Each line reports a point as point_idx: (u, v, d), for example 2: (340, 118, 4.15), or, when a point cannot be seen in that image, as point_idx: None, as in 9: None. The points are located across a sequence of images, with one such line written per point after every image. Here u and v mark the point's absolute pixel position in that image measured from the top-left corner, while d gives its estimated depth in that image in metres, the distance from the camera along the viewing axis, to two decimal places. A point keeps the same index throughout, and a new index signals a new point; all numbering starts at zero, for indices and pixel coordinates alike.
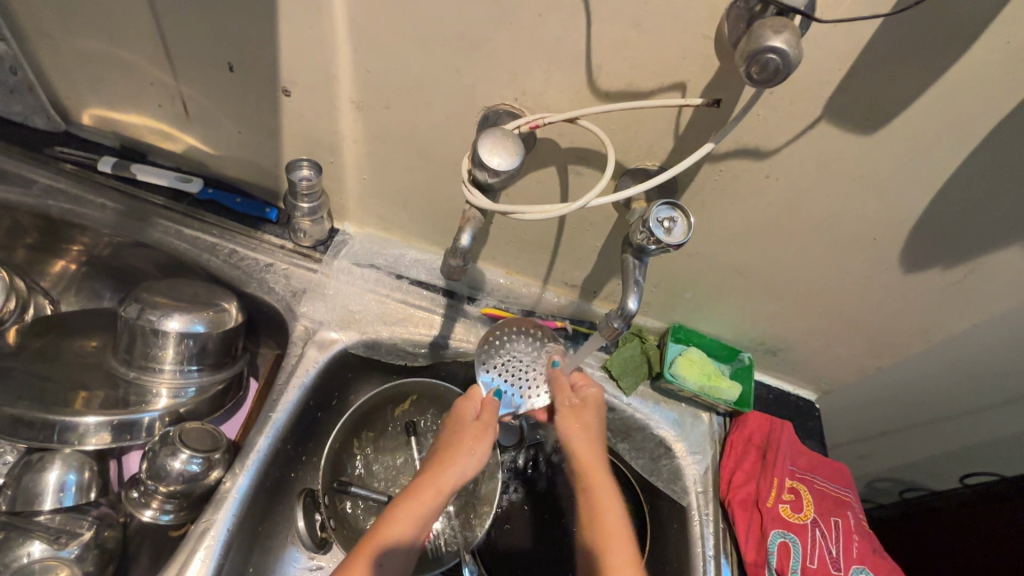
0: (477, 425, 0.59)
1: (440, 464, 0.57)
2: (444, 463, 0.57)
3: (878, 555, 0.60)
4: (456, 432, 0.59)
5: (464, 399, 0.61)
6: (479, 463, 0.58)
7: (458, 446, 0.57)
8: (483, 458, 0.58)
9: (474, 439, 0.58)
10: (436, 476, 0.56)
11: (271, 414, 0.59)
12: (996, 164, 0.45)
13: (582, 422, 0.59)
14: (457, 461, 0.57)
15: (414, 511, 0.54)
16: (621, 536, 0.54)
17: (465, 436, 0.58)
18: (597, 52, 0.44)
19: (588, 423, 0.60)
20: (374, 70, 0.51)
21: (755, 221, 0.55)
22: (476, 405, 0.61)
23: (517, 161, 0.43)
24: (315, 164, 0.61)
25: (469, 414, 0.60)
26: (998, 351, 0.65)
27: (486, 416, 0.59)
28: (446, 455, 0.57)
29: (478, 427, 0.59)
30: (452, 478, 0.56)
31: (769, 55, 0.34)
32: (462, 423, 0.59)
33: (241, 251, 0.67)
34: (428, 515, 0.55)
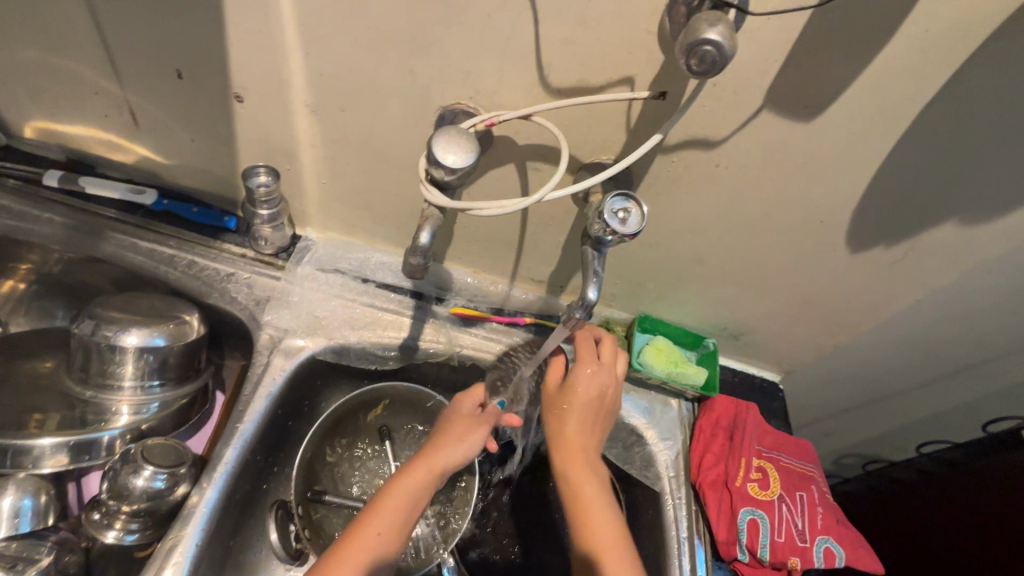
0: (471, 417, 0.60)
1: (434, 447, 0.57)
2: (435, 445, 0.57)
3: (841, 525, 0.63)
4: (451, 421, 0.60)
5: (462, 396, 0.63)
6: (469, 450, 0.58)
7: (450, 432, 0.59)
8: (473, 449, 0.58)
9: (466, 428, 0.59)
10: (428, 457, 0.56)
11: (238, 426, 0.58)
12: (925, 145, 0.48)
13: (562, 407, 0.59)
14: (449, 446, 0.57)
15: (403, 488, 0.54)
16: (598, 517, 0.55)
17: (457, 425, 0.59)
18: (546, 50, 0.45)
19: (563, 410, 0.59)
20: (328, 73, 0.51)
21: (708, 211, 0.57)
22: (474, 401, 0.62)
23: (472, 158, 0.44)
24: (273, 170, 0.60)
25: (465, 408, 0.61)
26: (943, 324, 0.69)
27: (486, 412, 0.61)
28: (439, 440, 0.58)
29: (474, 419, 0.60)
30: (444, 460, 0.56)
31: (706, 47, 0.35)
32: (459, 413, 0.61)
33: (200, 261, 0.66)
34: (417, 495, 0.55)
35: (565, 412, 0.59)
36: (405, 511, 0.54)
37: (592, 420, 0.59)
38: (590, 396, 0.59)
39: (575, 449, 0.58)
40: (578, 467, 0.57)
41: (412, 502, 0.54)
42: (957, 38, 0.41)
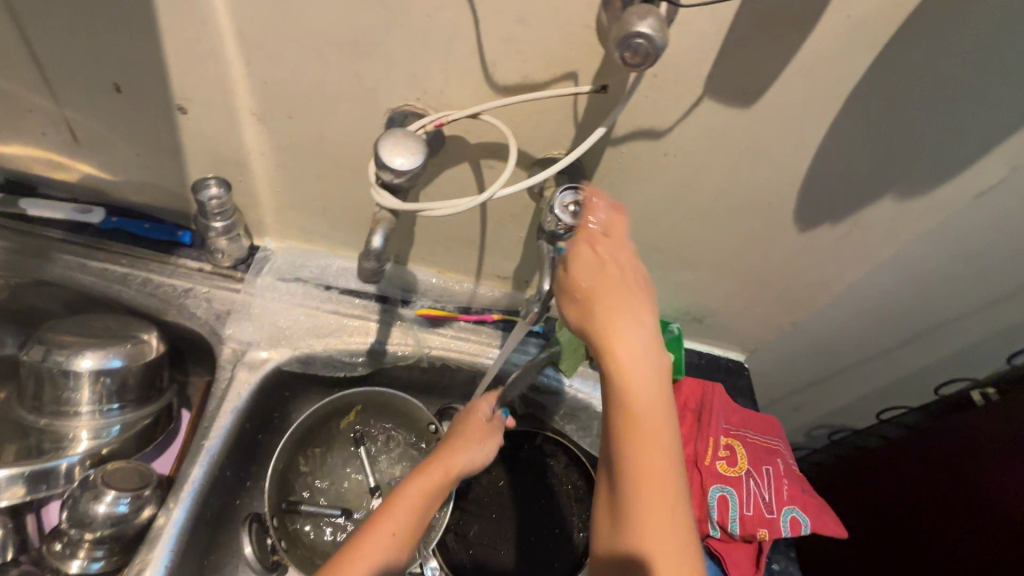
0: (485, 427, 0.64)
1: (450, 451, 0.62)
2: (454, 449, 0.62)
3: (805, 493, 0.65)
4: (465, 424, 0.64)
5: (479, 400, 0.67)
6: (482, 455, 0.63)
7: (465, 438, 0.63)
8: (484, 454, 0.64)
9: (482, 438, 0.64)
10: (445, 461, 0.61)
11: (204, 443, 0.57)
12: (858, 125, 0.50)
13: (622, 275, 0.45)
14: (464, 453, 0.62)
15: (419, 490, 0.59)
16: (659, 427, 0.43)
17: (472, 432, 0.63)
18: (489, 50, 0.46)
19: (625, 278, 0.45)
20: (272, 81, 0.51)
21: (661, 198, 0.58)
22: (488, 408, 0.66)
23: (421, 159, 0.43)
24: (224, 181, 0.59)
25: (481, 415, 0.65)
26: (894, 294, 0.72)
27: (496, 423, 0.66)
28: (457, 444, 0.62)
29: (487, 429, 0.64)
30: (459, 462, 0.61)
31: (638, 40, 0.36)
32: (476, 420, 0.64)
33: (155, 278, 0.64)
34: (433, 494, 0.60)
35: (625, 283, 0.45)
36: (417, 514, 0.58)
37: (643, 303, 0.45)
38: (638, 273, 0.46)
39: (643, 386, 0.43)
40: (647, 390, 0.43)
41: (428, 502, 0.59)
42: (878, 22, 0.42)
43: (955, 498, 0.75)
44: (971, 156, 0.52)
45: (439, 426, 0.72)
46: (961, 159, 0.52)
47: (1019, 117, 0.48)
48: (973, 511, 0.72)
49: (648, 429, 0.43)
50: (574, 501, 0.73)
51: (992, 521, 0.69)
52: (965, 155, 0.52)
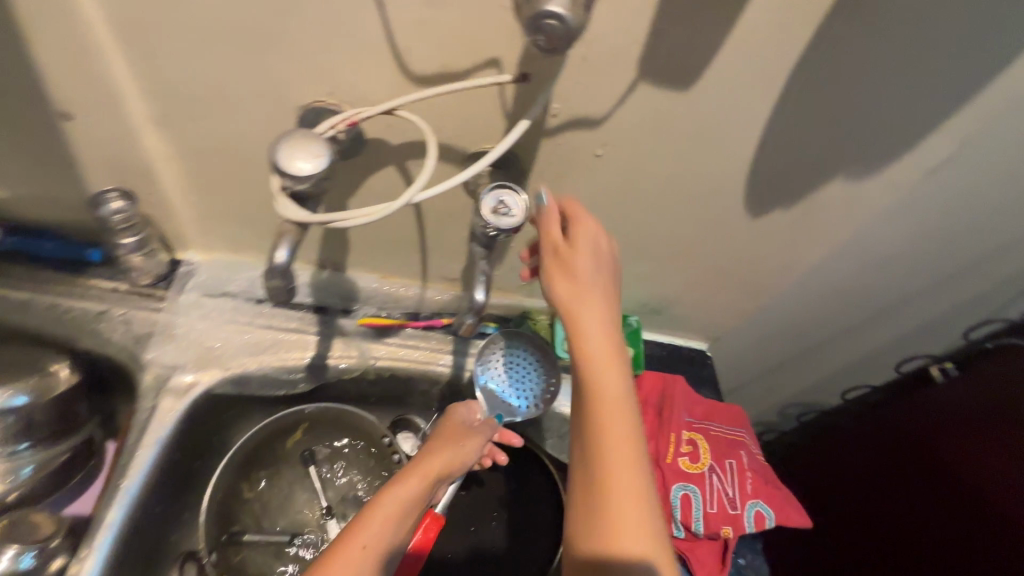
0: (466, 428, 0.61)
1: (429, 452, 0.57)
2: (432, 450, 0.57)
3: (771, 485, 0.63)
4: (443, 428, 0.60)
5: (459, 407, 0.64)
6: (465, 453, 0.59)
7: (444, 439, 0.59)
8: (466, 455, 0.59)
9: (462, 438, 0.60)
10: (424, 463, 0.56)
11: (121, 483, 0.52)
12: (804, 104, 0.47)
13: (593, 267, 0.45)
14: (445, 453, 0.57)
15: (398, 492, 0.52)
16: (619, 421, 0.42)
17: (452, 433, 0.60)
18: (399, 36, 0.41)
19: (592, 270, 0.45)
20: (163, 80, 0.45)
21: (606, 190, 0.55)
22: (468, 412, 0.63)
23: (325, 162, 0.39)
24: (126, 193, 0.53)
25: (459, 417, 0.62)
26: (853, 273, 0.70)
27: (478, 424, 0.62)
28: (435, 445, 0.58)
29: (467, 430, 0.61)
30: (439, 463, 0.56)
31: (551, 21, 0.32)
32: (454, 422, 0.61)
33: (63, 302, 0.58)
34: (414, 500, 0.53)
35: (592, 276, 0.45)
36: (397, 522, 0.50)
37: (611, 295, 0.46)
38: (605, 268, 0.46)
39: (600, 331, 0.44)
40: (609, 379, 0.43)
41: (409, 509, 0.52)
42: None
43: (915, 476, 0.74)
44: (920, 132, 0.50)
45: (394, 439, 0.68)
46: (911, 136, 0.50)
47: (967, 90, 0.46)
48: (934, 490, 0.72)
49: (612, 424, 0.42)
50: (538, 511, 0.69)
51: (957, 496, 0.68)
52: (915, 131, 0.50)
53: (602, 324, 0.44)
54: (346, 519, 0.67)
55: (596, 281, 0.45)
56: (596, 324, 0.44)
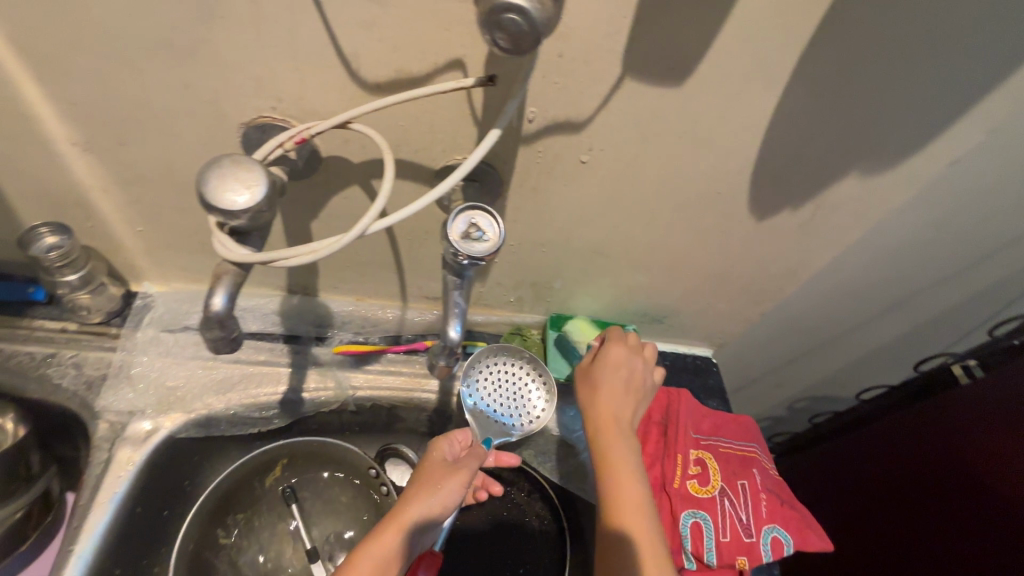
0: (449, 464, 0.52)
1: (404, 499, 0.49)
2: (408, 496, 0.49)
3: (787, 507, 0.59)
4: (424, 466, 0.52)
5: (444, 438, 0.55)
6: (448, 501, 0.50)
7: (423, 481, 0.50)
8: (449, 500, 0.50)
9: (443, 476, 0.51)
10: (397, 513, 0.48)
11: (73, 548, 0.47)
12: (813, 96, 0.42)
13: (617, 382, 0.54)
14: (424, 499, 0.49)
15: (369, 557, 0.45)
16: (636, 512, 0.49)
17: (432, 472, 0.51)
18: (344, 40, 0.36)
19: (613, 390, 0.54)
20: (84, 102, 0.40)
21: (594, 199, 0.50)
22: (452, 445, 0.54)
23: (262, 193, 0.33)
24: (61, 228, 0.48)
25: (440, 452, 0.53)
26: (867, 270, 0.65)
27: (463, 457, 0.53)
28: (412, 490, 0.50)
29: (449, 466, 0.52)
30: (415, 514, 0.48)
31: (510, 16, 0.27)
32: (435, 459, 0.53)
33: (6, 346, 0.52)
34: (389, 562, 0.46)
35: (606, 388, 0.54)
36: None
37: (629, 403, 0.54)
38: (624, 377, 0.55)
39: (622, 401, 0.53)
40: (623, 479, 0.50)
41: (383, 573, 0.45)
42: None
43: (925, 479, 0.70)
44: (944, 121, 0.44)
45: (381, 471, 0.63)
46: (933, 126, 0.45)
47: (999, 71, 0.40)
48: (940, 493, 0.67)
49: (626, 516, 0.49)
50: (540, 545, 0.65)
51: (972, 501, 0.63)
52: (938, 121, 0.44)
53: (625, 397, 0.54)
54: (333, 561, 0.62)
55: (615, 397, 0.53)
56: (619, 394, 0.54)
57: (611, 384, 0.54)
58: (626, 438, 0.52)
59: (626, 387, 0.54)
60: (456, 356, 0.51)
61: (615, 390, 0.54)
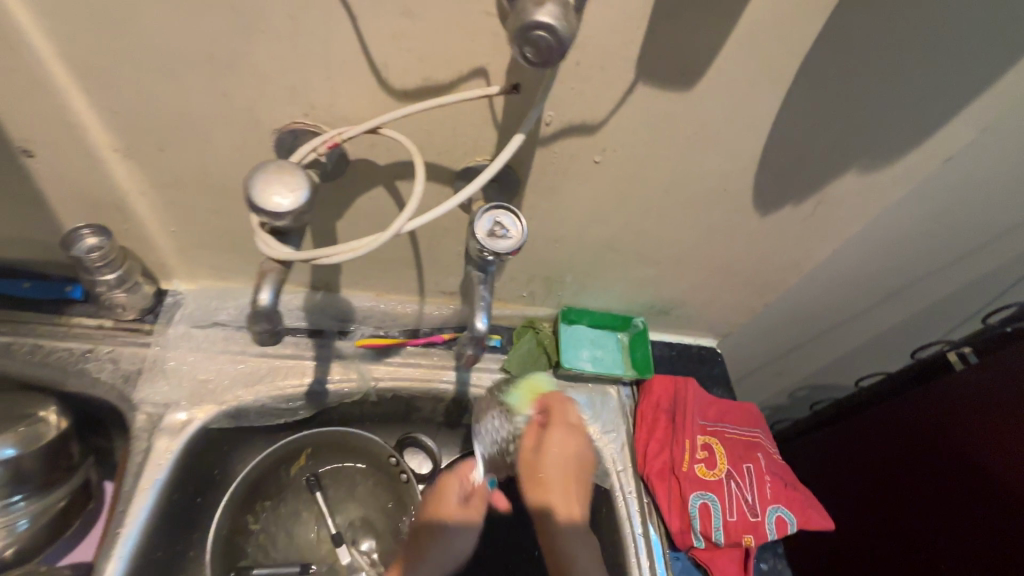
0: None
1: None
2: None
3: (790, 488, 0.62)
4: None
5: None
6: None
7: None
8: (463, 540, 0.63)
9: None
10: None
11: (120, 531, 0.50)
12: (815, 98, 0.44)
13: (559, 443, 0.63)
14: None
15: None
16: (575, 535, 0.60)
17: None
18: (376, 51, 0.38)
19: (557, 446, 0.63)
20: (128, 111, 0.42)
21: (606, 196, 0.52)
22: None
23: (304, 196, 0.36)
24: (100, 229, 0.51)
25: None
26: (867, 261, 0.67)
27: None
28: None
29: None
30: None
31: (540, 33, 0.29)
32: None
33: (46, 343, 0.55)
34: None
35: (553, 453, 0.62)
36: None
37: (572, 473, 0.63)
38: (568, 455, 0.63)
39: (565, 451, 0.62)
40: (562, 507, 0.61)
41: None
42: None
43: (921, 461, 0.73)
44: (938, 119, 0.47)
45: (401, 458, 0.66)
46: (928, 124, 0.47)
47: (989, 72, 0.43)
48: (936, 475, 0.70)
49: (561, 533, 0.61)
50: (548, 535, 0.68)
51: (968, 481, 0.66)
52: (933, 119, 0.47)
53: (568, 449, 0.63)
54: (357, 545, 0.66)
55: (561, 452, 0.62)
56: (560, 452, 0.62)
57: (552, 445, 0.62)
58: (573, 479, 0.62)
59: (569, 443, 0.63)
60: (483, 344, 0.50)
61: (558, 445, 0.62)
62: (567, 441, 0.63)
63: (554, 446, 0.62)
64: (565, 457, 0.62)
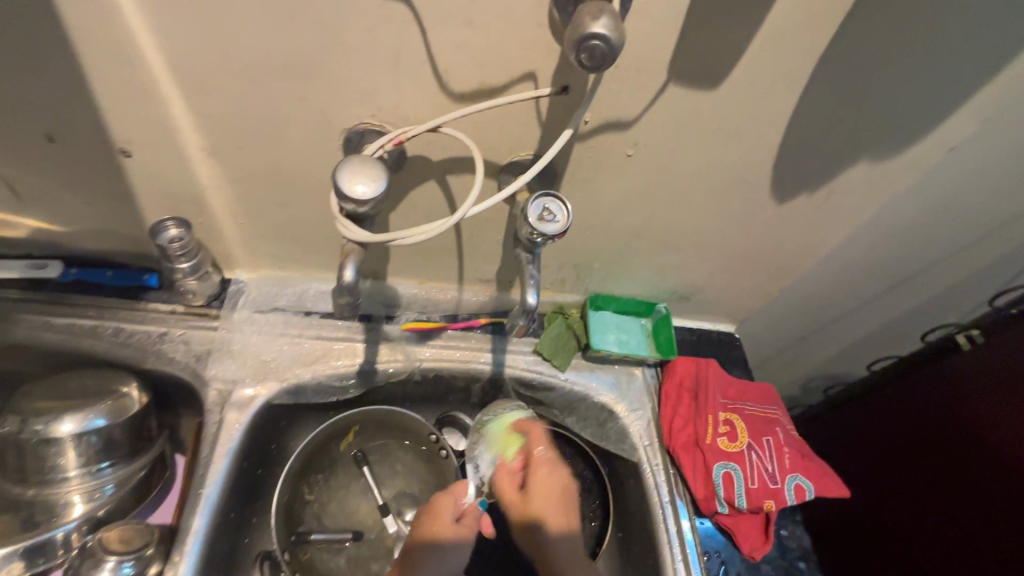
0: (456, 526, 0.58)
1: (423, 541, 0.56)
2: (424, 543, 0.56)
3: (807, 459, 0.66)
4: (431, 522, 0.58)
5: (444, 498, 0.60)
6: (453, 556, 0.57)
7: (434, 527, 0.57)
8: (463, 556, 0.57)
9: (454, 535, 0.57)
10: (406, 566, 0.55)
11: (202, 492, 0.56)
12: (828, 94, 0.49)
13: (539, 473, 0.63)
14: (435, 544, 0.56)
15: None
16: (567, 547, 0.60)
17: (441, 531, 0.57)
18: (440, 59, 0.44)
19: (543, 475, 0.62)
20: (216, 114, 0.48)
21: (637, 188, 0.57)
22: (453, 504, 0.60)
23: (383, 185, 0.42)
24: (182, 221, 0.57)
25: (446, 513, 0.58)
26: (877, 248, 0.72)
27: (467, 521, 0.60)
28: (428, 534, 0.57)
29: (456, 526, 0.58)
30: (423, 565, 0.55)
31: (594, 42, 0.34)
32: (444, 517, 0.58)
33: (127, 326, 0.61)
34: None
35: (536, 480, 0.62)
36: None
37: (557, 508, 0.61)
38: (552, 487, 0.62)
39: (551, 486, 0.62)
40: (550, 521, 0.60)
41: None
42: None
43: (932, 437, 0.77)
44: (941, 111, 0.51)
45: (440, 436, 0.71)
46: (932, 116, 0.52)
47: (986, 68, 0.48)
48: (947, 450, 0.74)
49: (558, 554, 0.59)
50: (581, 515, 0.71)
51: (976, 453, 0.70)
52: (936, 112, 0.51)
53: (554, 486, 0.62)
54: (402, 516, 0.70)
55: (548, 483, 0.62)
56: (546, 489, 0.62)
57: (537, 485, 0.62)
58: (564, 498, 0.62)
59: (553, 481, 0.62)
60: (530, 321, 0.56)
61: (541, 485, 0.62)
62: (552, 478, 0.63)
63: (540, 482, 0.62)
64: (550, 489, 0.62)
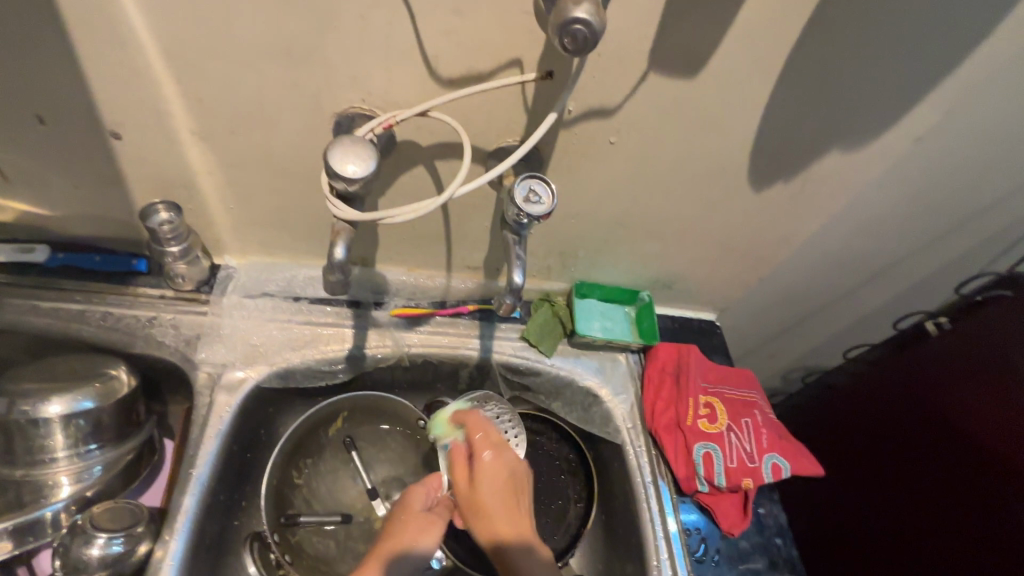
0: (427, 514, 0.59)
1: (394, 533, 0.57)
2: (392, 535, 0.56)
3: (784, 440, 0.69)
4: (401, 515, 0.59)
5: (417, 489, 0.61)
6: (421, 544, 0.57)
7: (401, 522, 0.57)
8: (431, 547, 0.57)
9: (422, 527, 0.57)
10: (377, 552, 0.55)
11: (192, 472, 0.57)
12: (800, 85, 0.51)
13: (486, 459, 0.60)
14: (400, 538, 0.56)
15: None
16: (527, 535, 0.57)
17: (410, 524, 0.57)
18: (429, 45, 0.45)
19: (489, 461, 0.60)
20: (209, 98, 0.49)
21: (621, 175, 0.59)
22: (426, 495, 0.61)
23: (373, 166, 0.43)
24: (172, 205, 0.57)
25: (418, 503, 0.60)
26: (851, 239, 0.74)
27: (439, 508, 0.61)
28: (398, 527, 0.57)
29: (427, 517, 0.59)
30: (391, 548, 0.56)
31: (576, 26, 0.36)
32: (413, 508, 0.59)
33: (115, 310, 0.62)
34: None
35: (483, 465, 0.59)
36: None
37: (511, 498, 0.58)
38: (502, 474, 0.59)
39: (500, 470, 0.59)
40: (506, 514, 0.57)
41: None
42: None
43: (904, 419, 0.80)
44: (906, 103, 0.54)
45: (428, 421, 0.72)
46: (898, 108, 0.55)
47: (947, 61, 0.50)
48: (917, 431, 0.77)
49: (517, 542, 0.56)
50: (566, 498, 0.73)
51: (944, 433, 0.73)
52: (901, 104, 0.54)
53: (501, 473, 0.59)
54: (390, 498, 0.71)
55: (494, 470, 0.59)
56: (492, 475, 0.59)
57: (483, 469, 0.59)
58: (515, 488, 0.59)
59: (499, 468, 0.60)
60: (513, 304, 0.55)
61: (487, 471, 0.59)
62: (499, 463, 0.60)
63: (486, 468, 0.59)
64: (498, 478, 0.59)
